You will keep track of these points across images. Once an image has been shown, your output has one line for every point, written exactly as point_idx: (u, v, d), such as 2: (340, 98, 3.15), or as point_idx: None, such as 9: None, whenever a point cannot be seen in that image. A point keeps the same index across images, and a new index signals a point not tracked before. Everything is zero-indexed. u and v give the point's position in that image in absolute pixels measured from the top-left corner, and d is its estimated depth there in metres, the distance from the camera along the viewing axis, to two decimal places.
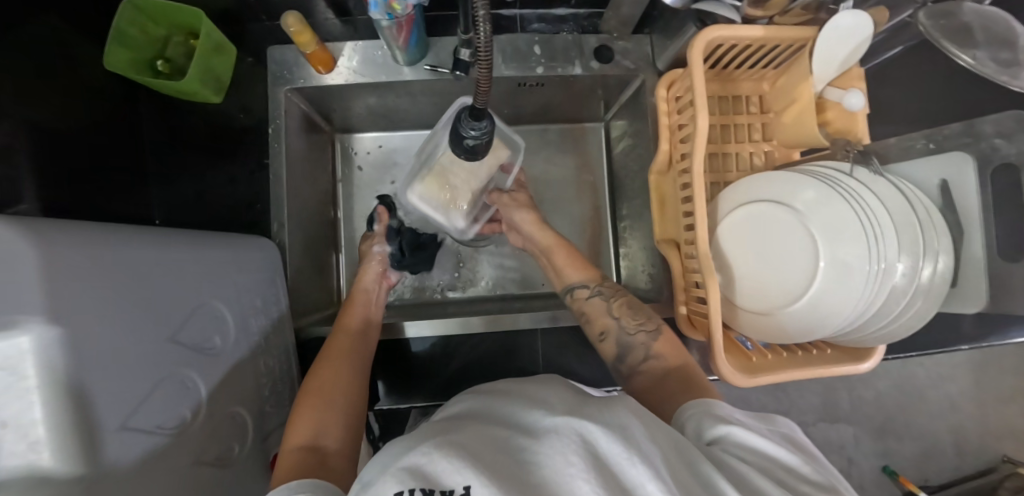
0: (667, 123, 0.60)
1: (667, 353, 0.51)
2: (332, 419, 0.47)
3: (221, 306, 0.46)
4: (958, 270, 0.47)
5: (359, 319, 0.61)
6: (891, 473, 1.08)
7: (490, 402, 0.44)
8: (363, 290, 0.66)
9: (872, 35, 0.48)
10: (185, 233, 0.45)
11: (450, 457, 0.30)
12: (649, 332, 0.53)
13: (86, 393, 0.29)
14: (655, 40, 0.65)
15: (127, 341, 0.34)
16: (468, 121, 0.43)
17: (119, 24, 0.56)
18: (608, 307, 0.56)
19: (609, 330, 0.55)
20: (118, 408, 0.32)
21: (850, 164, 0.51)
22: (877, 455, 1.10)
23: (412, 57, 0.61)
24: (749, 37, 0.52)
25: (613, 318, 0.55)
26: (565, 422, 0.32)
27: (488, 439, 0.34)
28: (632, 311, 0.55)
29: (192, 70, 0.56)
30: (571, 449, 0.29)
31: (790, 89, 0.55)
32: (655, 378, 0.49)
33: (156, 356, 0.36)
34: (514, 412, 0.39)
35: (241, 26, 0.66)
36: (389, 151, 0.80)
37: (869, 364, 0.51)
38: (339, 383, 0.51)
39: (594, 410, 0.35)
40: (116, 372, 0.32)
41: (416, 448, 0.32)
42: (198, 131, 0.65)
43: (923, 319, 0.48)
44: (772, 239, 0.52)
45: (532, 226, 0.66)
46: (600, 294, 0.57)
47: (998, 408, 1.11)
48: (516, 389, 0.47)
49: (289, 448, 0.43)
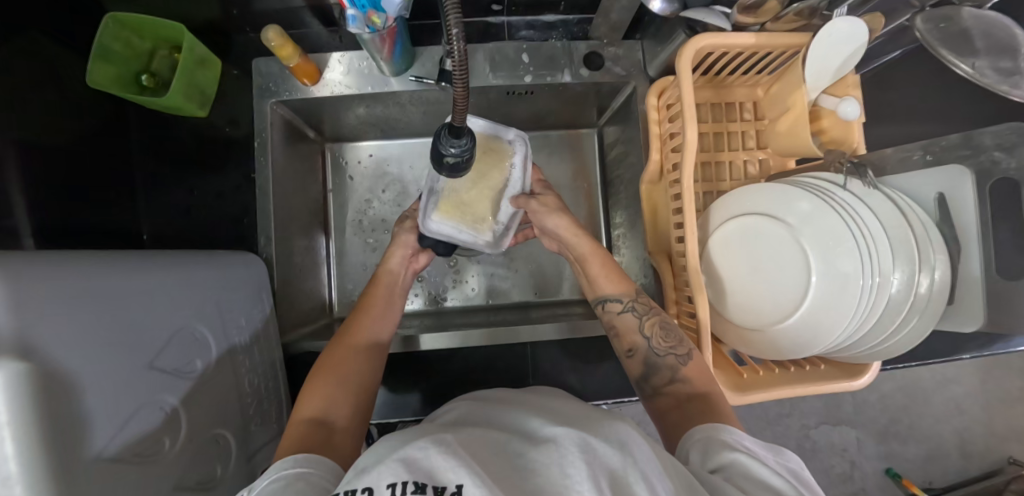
0: (658, 132, 0.59)
1: (695, 378, 0.49)
2: (343, 398, 0.49)
3: (202, 328, 0.45)
4: (954, 288, 0.45)
5: (383, 301, 0.62)
6: (894, 475, 1.07)
7: (481, 413, 0.44)
8: (389, 272, 0.66)
9: (867, 41, 0.46)
10: (163, 256, 0.45)
11: (448, 453, 0.29)
12: (680, 355, 0.50)
13: (61, 425, 0.28)
14: (646, 45, 0.63)
15: (104, 369, 0.33)
16: (447, 139, 0.43)
17: (102, 40, 0.55)
18: (640, 325, 0.54)
19: (637, 348, 0.53)
20: (95, 438, 0.31)
21: (843, 177, 0.50)
22: (881, 457, 1.08)
23: (398, 68, 0.60)
24: (740, 44, 0.50)
25: (644, 337, 0.53)
26: (569, 431, 0.33)
27: (486, 440, 0.34)
28: (665, 332, 0.52)
29: (174, 83, 0.55)
30: (571, 448, 0.30)
31: (783, 97, 0.54)
32: (678, 401, 0.48)
33: (136, 383, 0.36)
34: (518, 419, 0.40)
35: (225, 38, 0.65)
36: (381, 159, 0.79)
37: (866, 379, 0.50)
38: (353, 364, 0.52)
39: (592, 423, 0.35)
40: (94, 402, 0.32)
41: (413, 443, 0.31)
42: (187, 144, 0.65)
43: (920, 337, 0.46)
44: (763, 252, 0.51)
45: (567, 232, 0.61)
46: (632, 310, 0.55)
47: (1006, 410, 1.09)
48: (512, 398, 0.48)
49: (297, 420, 0.45)
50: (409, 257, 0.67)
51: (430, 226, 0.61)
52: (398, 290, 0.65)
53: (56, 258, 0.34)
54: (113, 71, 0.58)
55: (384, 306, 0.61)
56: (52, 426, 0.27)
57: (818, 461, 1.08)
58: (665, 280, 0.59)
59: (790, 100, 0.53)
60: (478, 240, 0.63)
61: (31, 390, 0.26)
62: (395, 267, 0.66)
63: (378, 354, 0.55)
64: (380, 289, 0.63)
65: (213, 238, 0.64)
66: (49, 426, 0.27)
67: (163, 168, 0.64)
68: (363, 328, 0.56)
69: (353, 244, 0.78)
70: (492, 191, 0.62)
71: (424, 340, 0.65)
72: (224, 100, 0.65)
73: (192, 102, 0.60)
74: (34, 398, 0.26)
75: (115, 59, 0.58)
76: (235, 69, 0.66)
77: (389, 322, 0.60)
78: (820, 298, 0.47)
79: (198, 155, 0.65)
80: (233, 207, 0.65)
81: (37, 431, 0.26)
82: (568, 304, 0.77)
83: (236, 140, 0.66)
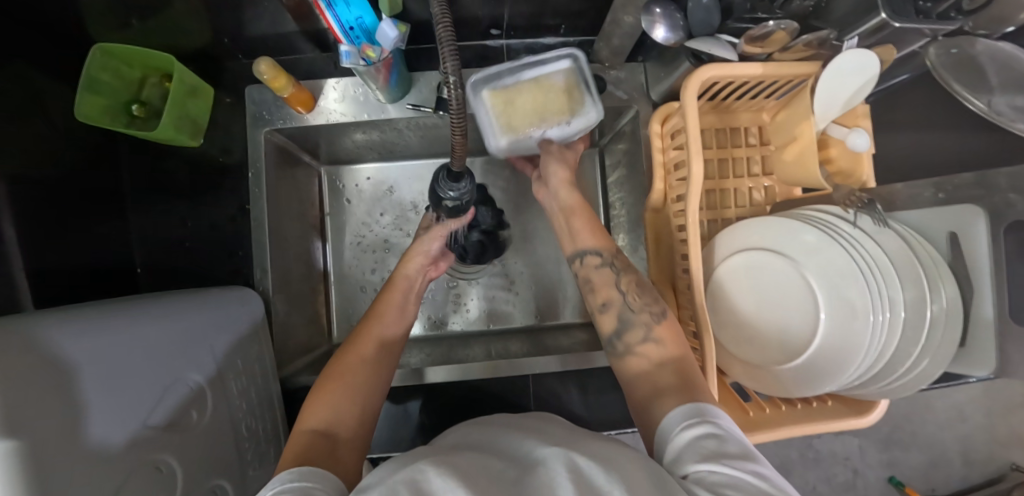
0: (662, 161, 0.58)
1: (668, 340, 0.47)
2: (349, 408, 0.46)
3: (197, 376, 0.44)
4: (966, 331, 0.44)
5: (395, 306, 0.59)
6: (896, 483, 1.07)
7: (479, 438, 0.43)
8: (404, 276, 0.62)
9: (878, 74, 0.44)
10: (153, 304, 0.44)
11: (446, 476, 0.29)
12: (654, 314, 0.49)
13: (51, 406, 0.29)
14: (648, 68, 0.62)
15: (100, 370, 0.35)
16: (446, 182, 0.42)
17: (90, 72, 0.53)
18: (616, 279, 0.53)
19: (612, 302, 0.52)
20: (89, 434, 0.31)
21: (853, 212, 0.48)
22: (883, 465, 1.08)
23: (395, 95, 0.58)
24: (747, 74, 0.49)
25: (620, 292, 0.52)
26: (558, 452, 0.33)
27: (482, 465, 0.34)
28: (640, 289, 0.51)
29: (165, 117, 0.54)
30: (559, 467, 0.31)
31: (791, 125, 0.53)
32: (648, 367, 0.46)
33: (136, 398, 0.37)
34: (515, 443, 0.39)
35: (218, 64, 0.63)
36: (379, 181, 0.78)
37: (874, 417, 0.49)
38: (362, 369, 0.49)
39: (585, 443, 0.35)
40: (86, 433, 0.31)
41: (415, 465, 0.31)
42: (181, 176, 0.64)
43: (927, 380, 0.45)
44: (769, 287, 0.51)
45: (561, 185, 0.59)
46: (611, 266, 0.54)
47: (1008, 417, 1.08)
48: (509, 420, 0.47)
49: (301, 430, 0.43)
50: (428, 264, 0.64)
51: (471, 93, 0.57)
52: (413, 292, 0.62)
53: (51, 317, 0.36)
54: (102, 101, 0.56)
55: (396, 312, 0.58)
56: (43, 405, 0.28)
57: (820, 470, 1.08)
58: (669, 312, 0.58)
59: (798, 130, 0.51)
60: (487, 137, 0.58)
61: (10, 360, 0.28)
62: (411, 269, 0.62)
63: (388, 361, 0.52)
64: (395, 292, 0.60)
65: (209, 272, 0.63)
66: (38, 405, 0.28)
67: (156, 199, 0.63)
68: (375, 332, 0.54)
69: (351, 268, 0.77)
70: (541, 115, 0.57)
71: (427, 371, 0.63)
72: (217, 129, 0.64)
73: (185, 134, 0.59)
74: (17, 372, 0.28)
75: (103, 90, 0.56)
76: (228, 96, 0.64)
77: (400, 328, 0.57)
78: (831, 334, 0.46)
79: (190, 185, 0.64)
80: (228, 239, 0.64)
81: (28, 405, 0.27)
82: (568, 329, 0.76)
83: (230, 170, 0.64)
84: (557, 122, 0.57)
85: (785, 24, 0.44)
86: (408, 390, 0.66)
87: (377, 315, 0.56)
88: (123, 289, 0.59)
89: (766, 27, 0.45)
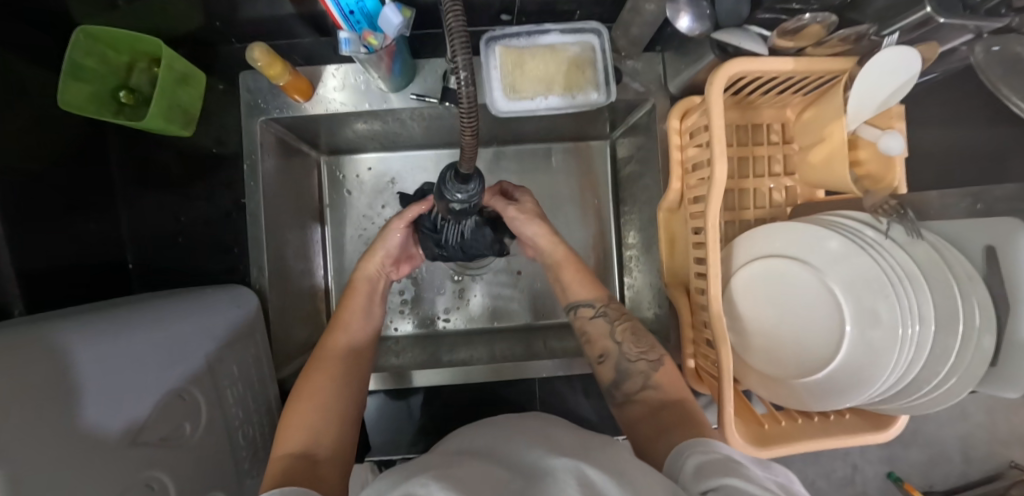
0: (680, 158, 0.55)
1: (667, 385, 0.47)
2: (327, 423, 0.44)
3: (188, 386, 0.43)
4: (998, 352, 0.41)
5: (359, 310, 0.58)
6: (896, 479, 0.84)
7: (487, 439, 0.39)
8: (367, 277, 0.61)
9: (919, 73, 0.41)
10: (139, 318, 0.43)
11: (449, 488, 0.27)
12: (652, 361, 0.49)
13: (41, 390, 0.31)
14: (667, 59, 0.58)
15: (103, 355, 0.37)
16: (454, 184, 0.39)
17: (74, 58, 0.50)
18: (611, 329, 0.52)
19: (609, 354, 0.51)
20: (82, 418, 0.33)
21: (886, 222, 0.45)
22: (881, 459, 0.85)
23: (398, 84, 0.55)
24: (778, 70, 0.45)
25: (615, 343, 0.51)
26: (564, 461, 0.32)
27: (486, 469, 0.32)
28: (636, 337, 0.51)
29: (153, 106, 0.51)
30: (569, 479, 0.29)
31: (820, 125, 0.50)
32: (649, 409, 0.46)
33: (140, 384, 0.39)
34: (513, 443, 0.37)
35: (210, 49, 0.60)
36: (381, 172, 0.75)
37: (893, 431, 0.48)
38: (330, 385, 0.47)
39: (598, 452, 0.33)
40: (64, 454, 0.31)
41: (414, 479, 0.29)
42: (173, 168, 0.61)
43: (953, 398, 0.43)
44: (791, 297, 0.49)
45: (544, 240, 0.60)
46: (605, 315, 0.54)
47: (1012, 413, 0.84)
48: (512, 421, 0.44)
49: (279, 455, 0.41)
50: (391, 264, 0.64)
51: (487, 41, 0.53)
52: (373, 296, 0.60)
53: (74, 316, 0.40)
54: (87, 89, 0.53)
55: (361, 316, 0.57)
56: (31, 389, 0.30)
57: None
58: (682, 318, 0.56)
59: (827, 130, 0.49)
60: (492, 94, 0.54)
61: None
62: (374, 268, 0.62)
63: (356, 374, 0.50)
64: (351, 305, 0.58)
65: (204, 269, 0.61)
66: (28, 389, 0.30)
67: (147, 193, 0.61)
68: (337, 348, 0.52)
69: (352, 263, 0.74)
70: (546, 82, 0.54)
71: (413, 376, 0.62)
72: (210, 119, 0.61)
73: (176, 124, 0.55)
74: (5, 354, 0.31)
75: (89, 78, 0.53)
76: (221, 83, 0.61)
77: (367, 334, 0.56)
78: (857, 349, 0.44)
79: (183, 178, 0.61)
80: (224, 235, 0.61)
81: (12, 392, 0.29)
82: (572, 328, 0.74)
83: (225, 162, 0.61)
84: (560, 93, 0.54)
85: (823, 17, 0.40)
86: (410, 391, 0.65)
87: (340, 320, 0.55)
88: (115, 287, 0.58)
89: (802, 20, 0.41)
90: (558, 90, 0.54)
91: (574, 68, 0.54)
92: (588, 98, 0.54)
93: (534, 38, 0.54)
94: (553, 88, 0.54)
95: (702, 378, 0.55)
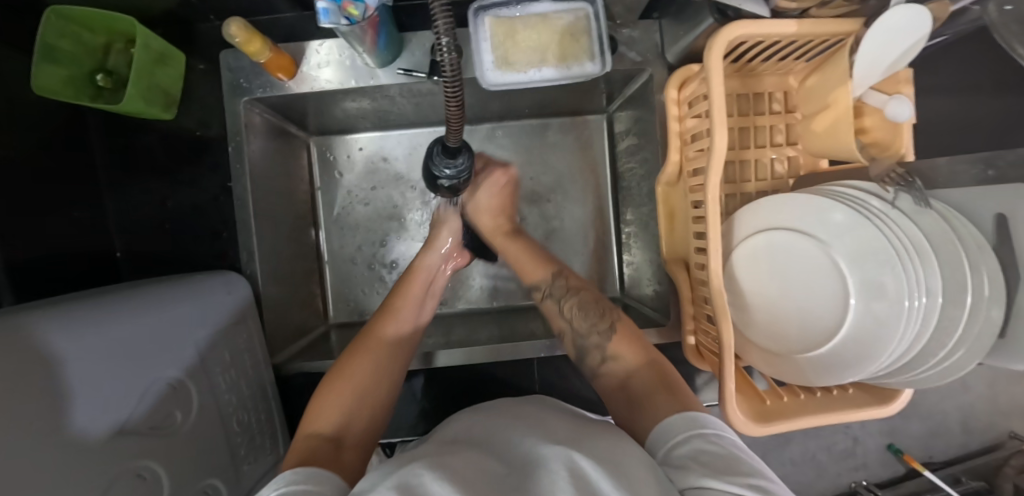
0: (679, 130, 0.53)
1: (624, 353, 0.47)
2: (357, 413, 0.43)
3: (179, 374, 0.43)
4: (1007, 324, 0.40)
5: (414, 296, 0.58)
6: (896, 451, 0.83)
7: (478, 428, 0.38)
8: (426, 267, 0.61)
9: (930, 33, 0.39)
10: (122, 306, 0.42)
11: (444, 481, 0.26)
12: (602, 332, 0.50)
13: (34, 390, 0.31)
14: (664, 25, 0.56)
15: (94, 349, 0.37)
16: (442, 160, 0.39)
17: (46, 39, 0.48)
18: (560, 308, 0.55)
19: (563, 333, 0.54)
20: (73, 413, 0.33)
21: (893, 191, 0.43)
22: (882, 432, 0.85)
23: (384, 59, 0.53)
24: (780, 33, 0.43)
25: (566, 321, 0.54)
26: (556, 450, 0.30)
27: (480, 459, 0.31)
28: (583, 312, 0.53)
29: (131, 88, 0.49)
30: (560, 468, 0.28)
31: (823, 91, 0.48)
32: (619, 382, 0.45)
33: (129, 375, 0.38)
34: (508, 434, 0.36)
35: (191, 27, 0.58)
36: (373, 152, 0.73)
37: (895, 406, 0.47)
38: (376, 382, 0.46)
39: (589, 441, 0.32)
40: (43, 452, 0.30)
41: (406, 468, 0.28)
42: (157, 152, 0.60)
43: (960, 371, 0.42)
44: (793, 269, 0.47)
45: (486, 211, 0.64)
46: (552, 296, 0.56)
47: (1013, 383, 0.84)
48: (506, 405, 0.43)
49: (307, 432, 0.40)
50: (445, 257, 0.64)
51: (471, 12, 0.51)
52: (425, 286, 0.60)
53: (63, 305, 0.39)
54: (63, 73, 0.51)
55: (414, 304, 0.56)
56: None
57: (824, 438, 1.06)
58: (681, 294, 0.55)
59: (831, 97, 0.46)
60: (482, 68, 0.52)
61: None
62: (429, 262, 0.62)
63: (397, 364, 0.49)
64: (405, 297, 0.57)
65: (194, 257, 0.60)
66: (18, 391, 0.30)
67: (131, 179, 0.60)
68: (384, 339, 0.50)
69: (343, 245, 0.73)
70: (538, 54, 0.52)
71: (439, 355, 0.61)
72: (192, 100, 0.58)
73: (154, 106, 0.53)
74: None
75: (63, 60, 0.50)
76: (203, 63, 0.59)
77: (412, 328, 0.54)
78: (862, 323, 0.43)
79: (166, 162, 0.60)
80: (212, 221, 0.60)
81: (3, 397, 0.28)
82: None
83: (209, 144, 0.60)
84: (554, 64, 0.52)
85: None
86: (412, 375, 0.65)
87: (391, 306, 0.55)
88: (103, 276, 0.57)
89: None
90: (552, 62, 0.52)
91: (567, 38, 0.51)
92: (585, 70, 0.52)
93: (527, 5, 0.51)
94: (547, 58, 0.52)
95: (703, 356, 0.54)
